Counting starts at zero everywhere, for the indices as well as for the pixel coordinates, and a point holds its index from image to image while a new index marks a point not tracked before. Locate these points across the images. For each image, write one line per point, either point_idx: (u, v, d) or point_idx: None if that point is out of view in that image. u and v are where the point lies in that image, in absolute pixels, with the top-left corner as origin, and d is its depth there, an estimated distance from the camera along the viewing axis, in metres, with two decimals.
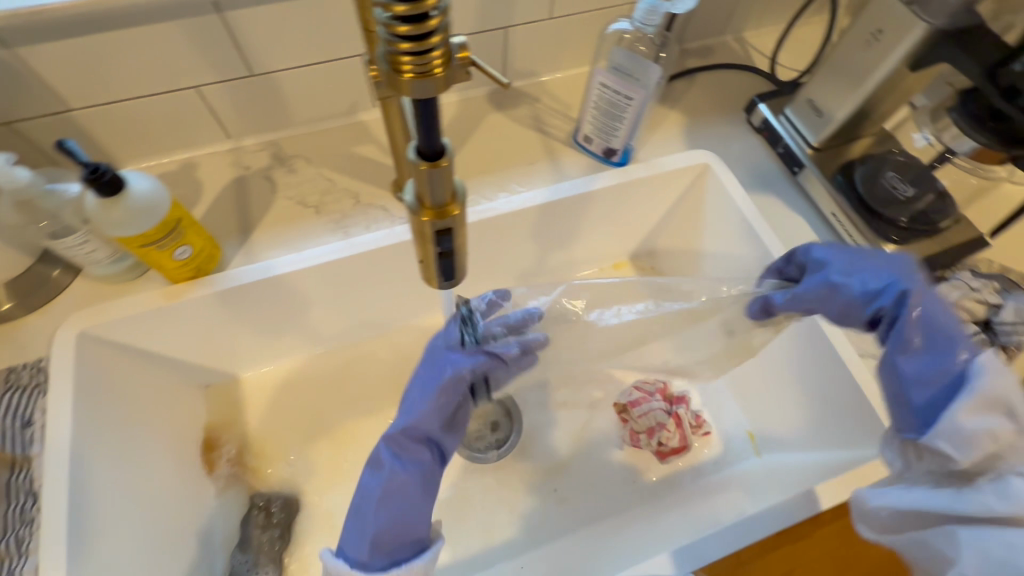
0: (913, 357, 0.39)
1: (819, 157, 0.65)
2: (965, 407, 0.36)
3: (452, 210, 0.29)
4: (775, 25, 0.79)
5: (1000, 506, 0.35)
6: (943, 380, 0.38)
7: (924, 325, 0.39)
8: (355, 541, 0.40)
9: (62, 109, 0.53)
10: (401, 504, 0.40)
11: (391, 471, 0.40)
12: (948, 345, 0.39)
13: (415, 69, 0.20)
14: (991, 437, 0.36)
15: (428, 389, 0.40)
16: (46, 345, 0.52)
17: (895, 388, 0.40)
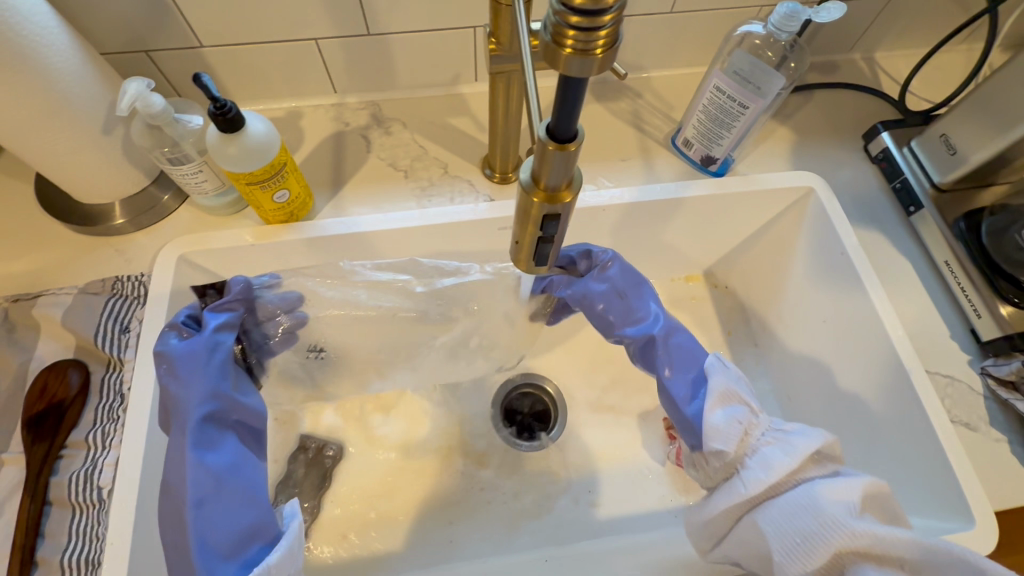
0: (670, 373, 0.48)
1: (942, 199, 0.59)
2: (710, 405, 0.45)
3: (565, 196, 0.28)
4: (912, 49, 0.73)
5: (765, 477, 0.42)
6: (692, 391, 0.47)
7: (681, 345, 0.49)
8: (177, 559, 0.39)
9: (195, 45, 0.56)
10: (224, 508, 0.40)
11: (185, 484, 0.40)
12: (688, 363, 0.48)
13: (576, 44, 0.20)
14: (740, 425, 0.44)
15: (185, 379, 0.44)
16: (148, 262, 0.56)
17: (678, 410, 0.47)
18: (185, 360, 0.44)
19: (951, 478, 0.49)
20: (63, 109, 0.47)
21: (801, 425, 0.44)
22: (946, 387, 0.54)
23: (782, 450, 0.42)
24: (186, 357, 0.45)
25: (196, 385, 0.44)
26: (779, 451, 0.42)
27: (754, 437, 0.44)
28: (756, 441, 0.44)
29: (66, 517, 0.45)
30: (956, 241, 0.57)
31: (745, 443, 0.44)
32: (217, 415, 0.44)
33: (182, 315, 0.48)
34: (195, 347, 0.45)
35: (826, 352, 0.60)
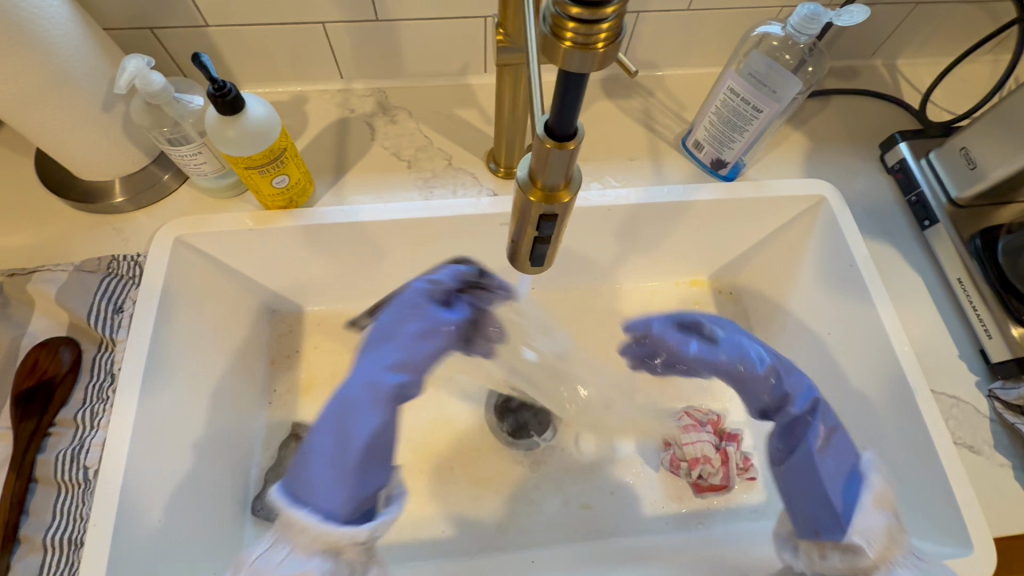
0: (826, 454, 0.49)
1: (958, 214, 0.58)
2: (869, 505, 0.46)
3: (563, 196, 0.27)
4: (937, 57, 0.70)
5: None
6: (847, 472, 0.48)
7: (824, 424, 0.50)
8: (303, 475, 0.45)
9: (200, 24, 0.55)
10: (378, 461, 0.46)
11: (351, 424, 0.46)
12: (849, 450, 0.49)
13: (577, 38, 0.18)
14: (886, 526, 0.45)
15: (399, 315, 0.51)
16: (145, 242, 0.56)
17: (816, 491, 0.48)
18: (424, 330, 0.51)
19: (949, 501, 0.48)
20: (62, 84, 0.46)
21: (941, 562, 0.45)
22: (951, 408, 0.53)
23: (916, 568, 0.44)
24: (422, 307, 0.52)
25: (427, 358, 0.50)
26: (921, 569, 0.44)
27: (894, 553, 0.45)
28: (898, 557, 0.44)
29: (52, 495, 0.45)
30: (970, 258, 0.55)
31: (886, 554, 0.44)
32: (410, 381, 0.49)
33: (446, 276, 0.54)
34: (421, 297, 0.52)
35: (829, 366, 0.59)
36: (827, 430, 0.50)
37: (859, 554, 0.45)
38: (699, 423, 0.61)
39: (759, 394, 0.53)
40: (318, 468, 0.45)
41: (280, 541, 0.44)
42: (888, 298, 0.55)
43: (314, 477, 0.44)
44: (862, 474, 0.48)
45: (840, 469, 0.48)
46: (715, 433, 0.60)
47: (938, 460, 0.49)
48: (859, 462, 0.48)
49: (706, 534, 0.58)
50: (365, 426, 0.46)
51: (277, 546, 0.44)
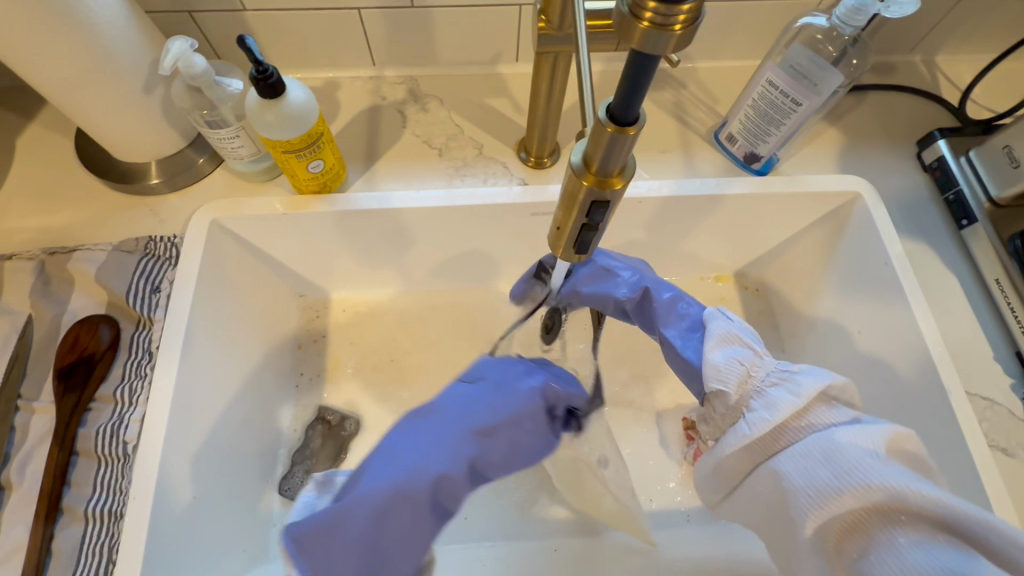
0: (664, 320, 0.41)
1: (998, 214, 0.56)
2: (711, 347, 0.38)
3: (616, 182, 0.27)
4: (978, 53, 0.69)
5: (768, 417, 0.36)
6: (693, 331, 0.41)
7: (666, 298, 0.42)
8: (333, 547, 0.34)
9: (238, 9, 0.56)
10: (402, 542, 0.34)
11: (391, 513, 0.34)
12: (678, 311, 0.42)
13: (655, 18, 0.18)
14: (740, 366, 0.38)
15: (502, 430, 0.37)
16: (181, 224, 0.57)
17: (677, 360, 0.41)
18: (513, 441, 0.38)
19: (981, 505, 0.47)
20: (106, 64, 0.47)
21: (809, 365, 0.37)
22: (985, 410, 0.52)
23: (788, 391, 0.36)
24: (508, 426, 0.37)
25: (513, 459, 0.38)
26: (784, 392, 0.36)
27: (757, 379, 0.38)
28: (759, 382, 0.37)
29: (92, 468, 0.46)
30: (1010, 259, 0.54)
31: (748, 388, 0.38)
32: (484, 461, 0.37)
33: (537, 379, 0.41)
34: (530, 402, 0.39)
35: (860, 365, 0.58)
36: (673, 301, 0.42)
37: (724, 396, 0.38)
38: None
39: (611, 296, 0.43)
40: (388, 572, 0.34)
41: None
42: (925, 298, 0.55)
43: (311, 534, 0.35)
44: (704, 323, 0.41)
45: (699, 332, 0.41)
46: None
47: (971, 463, 0.48)
48: (698, 314, 0.41)
49: (728, 529, 0.58)
50: (413, 526, 0.34)
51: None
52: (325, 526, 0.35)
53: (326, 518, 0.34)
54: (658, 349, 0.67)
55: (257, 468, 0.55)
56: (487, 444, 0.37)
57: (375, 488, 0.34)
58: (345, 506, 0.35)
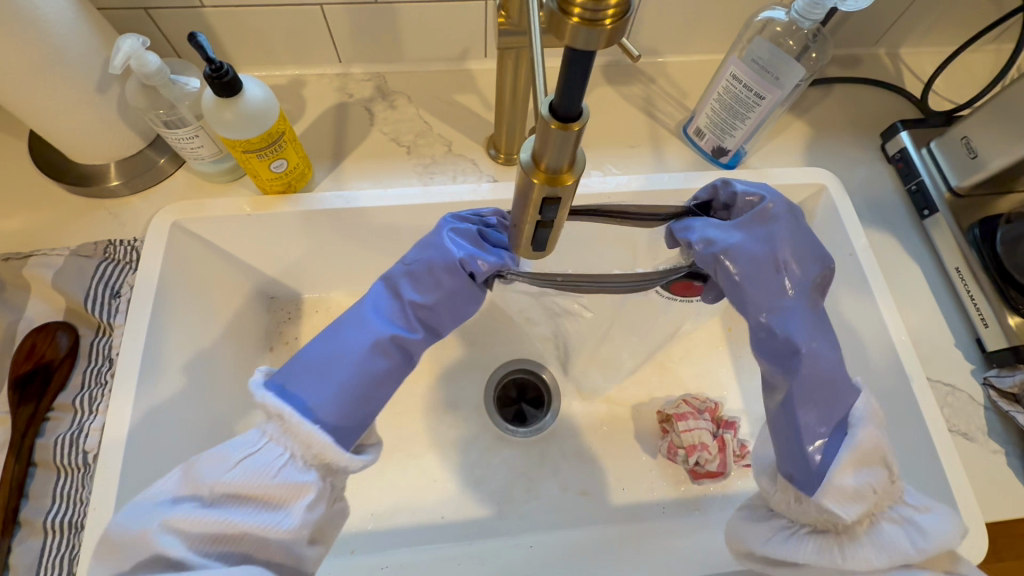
0: (807, 405, 0.37)
1: (958, 204, 0.58)
2: (846, 462, 0.36)
3: (566, 178, 0.27)
4: (940, 46, 0.70)
5: (876, 559, 0.35)
6: (830, 421, 0.37)
7: (817, 376, 0.37)
8: (316, 384, 0.35)
9: (196, 5, 0.54)
10: (371, 379, 0.36)
11: (366, 364, 0.36)
12: (829, 397, 0.37)
13: (585, 13, 0.18)
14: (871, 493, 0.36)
15: (439, 295, 0.39)
16: (142, 228, 0.55)
17: (795, 435, 0.37)
18: (450, 300, 0.39)
19: (941, 488, 0.48)
20: (55, 62, 0.45)
21: (935, 510, 0.37)
22: (946, 396, 0.54)
23: (909, 536, 0.36)
24: (446, 289, 0.39)
25: (456, 313, 0.40)
26: (902, 535, 0.36)
27: (880, 510, 0.37)
28: (880, 516, 0.37)
29: (51, 480, 0.45)
30: (969, 248, 0.56)
31: (869, 514, 0.36)
32: (428, 318, 0.39)
33: (460, 250, 0.39)
34: (455, 272, 0.39)
35: None
36: (824, 377, 0.37)
37: (835, 518, 0.36)
38: (696, 411, 0.61)
39: (735, 276, 0.38)
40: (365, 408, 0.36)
41: (276, 439, 0.35)
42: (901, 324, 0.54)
43: (296, 385, 0.35)
44: (849, 425, 0.37)
45: (841, 432, 0.37)
46: (712, 421, 0.60)
47: (931, 446, 0.49)
48: (845, 411, 0.38)
49: (702, 519, 0.59)
50: (378, 373, 0.36)
51: (270, 447, 0.35)
52: (297, 370, 0.36)
53: (302, 366, 0.36)
54: None
55: None
56: (427, 306, 0.39)
57: (347, 346, 0.36)
58: (322, 357, 0.36)
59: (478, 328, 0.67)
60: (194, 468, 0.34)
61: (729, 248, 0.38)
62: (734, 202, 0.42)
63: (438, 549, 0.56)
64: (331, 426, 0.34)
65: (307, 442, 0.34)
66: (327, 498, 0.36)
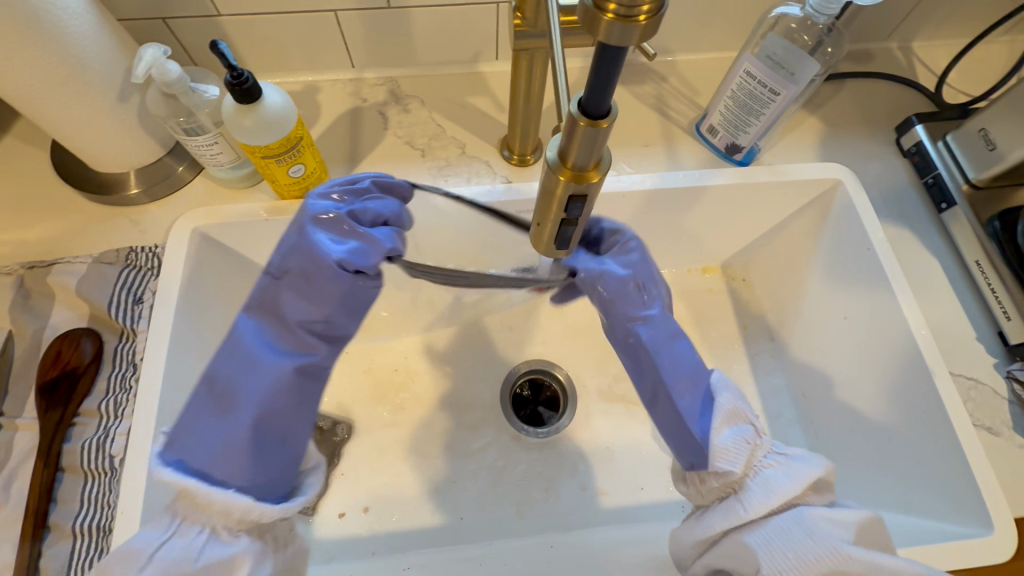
0: (680, 389, 0.38)
1: (976, 196, 0.57)
2: (718, 425, 0.37)
3: (592, 176, 0.27)
4: (953, 39, 0.69)
5: (764, 499, 0.37)
6: (699, 398, 0.38)
7: (674, 363, 0.39)
8: (212, 443, 0.34)
9: (213, 14, 0.55)
10: (275, 405, 0.35)
11: (273, 389, 0.35)
12: (694, 379, 0.39)
13: (619, 10, 0.18)
14: (748, 445, 0.37)
15: (326, 308, 0.36)
16: (162, 234, 0.56)
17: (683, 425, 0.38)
18: (348, 300, 0.37)
19: (968, 484, 0.48)
20: (77, 71, 0.46)
21: (803, 450, 0.39)
22: (969, 390, 0.53)
23: (784, 474, 0.37)
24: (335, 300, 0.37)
25: (352, 310, 0.38)
26: (781, 475, 0.37)
27: (756, 457, 0.38)
28: (758, 462, 0.38)
29: (78, 484, 0.46)
30: (989, 240, 0.55)
31: (749, 463, 0.38)
32: (329, 326, 0.38)
33: (338, 251, 0.36)
34: (336, 282, 0.36)
35: (847, 349, 0.58)
36: (681, 362, 0.39)
37: (728, 475, 0.37)
38: None
39: (604, 297, 0.40)
40: (289, 443, 0.36)
41: (188, 522, 0.35)
42: (921, 317, 0.53)
43: (196, 462, 0.34)
44: (712, 395, 0.39)
45: (709, 403, 0.38)
46: None
47: (956, 441, 0.49)
48: (708, 382, 0.39)
49: None
50: (285, 397, 0.36)
51: (185, 528, 0.34)
52: (192, 423, 0.35)
53: (197, 442, 0.34)
54: None
55: None
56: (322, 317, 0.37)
57: (239, 396, 0.35)
58: (212, 419, 0.35)
59: (494, 330, 0.68)
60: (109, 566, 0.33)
61: (603, 274, 0.40)
62: (604, 239, 0.44)
63: (457, 550, 0.56)
64: (245, 484, 0.34)
65: (225, 508, 0.33)
66: (269, 554, 0.36)
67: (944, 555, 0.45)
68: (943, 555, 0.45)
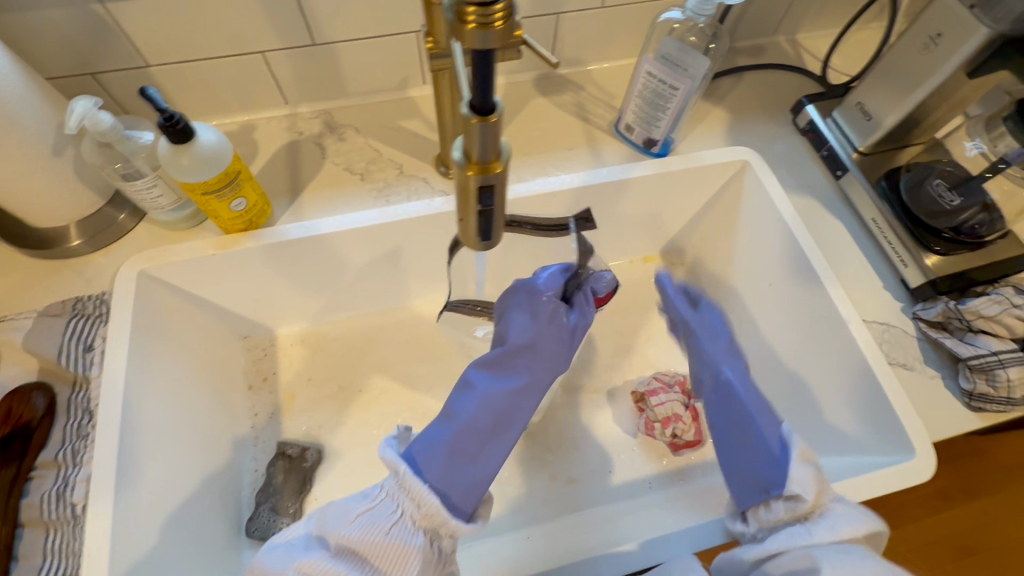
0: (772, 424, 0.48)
1: (865, 161, 0.64)
2: (799, 455, 0.43)
3: (496, 167, 0.31)
4: (830, 28, 0.78)
5: (831, 532, 0.39)
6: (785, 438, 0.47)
7: None
8: (431, 444, 0.39)
9: (142, 65, 0.57)
10: (487, 418, 0.40)
11: (487, 410, 0.41)
12: None
13: (478, 20, 0.22)
14: (819, 478, 0.42)
15: (541, 333, 0.44)
16: (108, 282, 0.57)
17: (760, 450, 0.47)
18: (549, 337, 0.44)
19: (890, 420, 0.52)
20: (8, 130, 0.47)
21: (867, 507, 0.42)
22: (883, 333, 0.59)
23: (855, 517, 0.40)
24: (548, 327, 0.44)
25: (551, 351, 0.44)
26: (852, 519, 0.40)
27: (826, 498, 0.42)
28: (830, 503, 0.41)
29: (40, 538, 0.45)
30: (881, 200, 0.61)
31: (820, 501, 0.41)
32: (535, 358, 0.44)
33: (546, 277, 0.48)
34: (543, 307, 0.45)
35: (777, 314, 0.64)
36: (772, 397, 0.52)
37: (800, 504, 0.42)
38: (667, 386, 0.65)
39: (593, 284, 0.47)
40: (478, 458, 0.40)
41: (393, 495, 0.38)
42: (833, 275, 0.59)
43: (413, 452, 0.39)
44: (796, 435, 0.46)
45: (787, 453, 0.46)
46: (682, 393, 0.64)
47: (875, 380, 0.53)
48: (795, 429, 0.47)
49: (686, 487, 0.62)
50: (490, 419, 0.41)
51: (390, 502, 0.38)
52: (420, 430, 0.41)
53: (447, 444, 0.39)
54: (597, 330, 0.71)
55: (217, 509, 0.55)
56: (530, 344, 0.44)
57: (481, 404, 0.41)
58: (452, 427, 0.40)
59: None
60: (322, 515, 0.38)
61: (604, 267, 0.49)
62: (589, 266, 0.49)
63: None
64: (440, 486, 0.38)
65: (417, 500, 0.37)
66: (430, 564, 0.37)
67: (876, 484, 0.49)
68: (875, 483, 0.49)
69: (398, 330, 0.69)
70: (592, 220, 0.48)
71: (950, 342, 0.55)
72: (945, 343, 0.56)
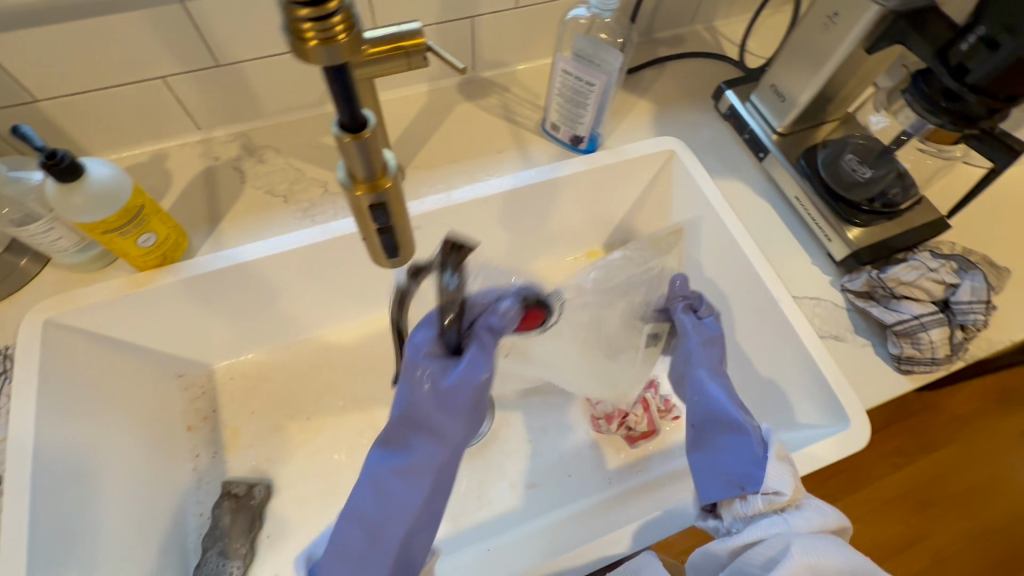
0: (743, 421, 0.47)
1: (784, 141, 0.66)
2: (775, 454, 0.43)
3: (384, 182, 0.29)
4: (745, 14, 0.80)
5: (805, 521, 0.40)
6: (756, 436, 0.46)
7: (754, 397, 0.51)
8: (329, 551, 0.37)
9: (30, 100, 0.54)
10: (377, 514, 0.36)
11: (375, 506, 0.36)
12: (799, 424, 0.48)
13: (318, 35, 0.21)
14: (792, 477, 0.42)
15: (416, 404, 0.35)
16: (13, 334, 0.53)
17: (731, 447, 0.46)
18: (432, 411, 0.35)
19: (825, 391, 0.54)
20: None
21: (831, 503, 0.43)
22: (815, 308, 0.60)
23: (821, 510, 0.41)
24: (424, 397, 0.35)
25: (439, 423, 0.35)
26: (819, 512, 0.41)
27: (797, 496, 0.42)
28: (802, 500, 0.42)
29: None
30: (802, 177, 0.63)
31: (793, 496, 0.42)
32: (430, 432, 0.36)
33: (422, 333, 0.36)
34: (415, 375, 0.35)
35: (715, 297, 0.65)
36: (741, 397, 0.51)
37: (777, 497, 0.41)
38: None
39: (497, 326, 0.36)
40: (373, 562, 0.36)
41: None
42: (762, 254, 0.60)
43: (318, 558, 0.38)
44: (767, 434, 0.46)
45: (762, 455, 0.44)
46: None
47: (808, 354, 0.55)
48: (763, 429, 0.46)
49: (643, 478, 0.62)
50: (378, 515, 0.36)
51: None
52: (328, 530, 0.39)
53: (336, 546, 0.37)
54: None
55: (156, 562, 0.52)
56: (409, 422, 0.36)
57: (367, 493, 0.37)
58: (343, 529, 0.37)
59: None
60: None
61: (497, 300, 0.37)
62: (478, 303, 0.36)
63: None
64: None
65: None
66: None
67: (816, 457, 0.50)
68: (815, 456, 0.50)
69: (341, 352, 0.67)
70: (466, 245, 0.32)
71: (877, 311, 0.57)
72: (872, 312, 0.57)
